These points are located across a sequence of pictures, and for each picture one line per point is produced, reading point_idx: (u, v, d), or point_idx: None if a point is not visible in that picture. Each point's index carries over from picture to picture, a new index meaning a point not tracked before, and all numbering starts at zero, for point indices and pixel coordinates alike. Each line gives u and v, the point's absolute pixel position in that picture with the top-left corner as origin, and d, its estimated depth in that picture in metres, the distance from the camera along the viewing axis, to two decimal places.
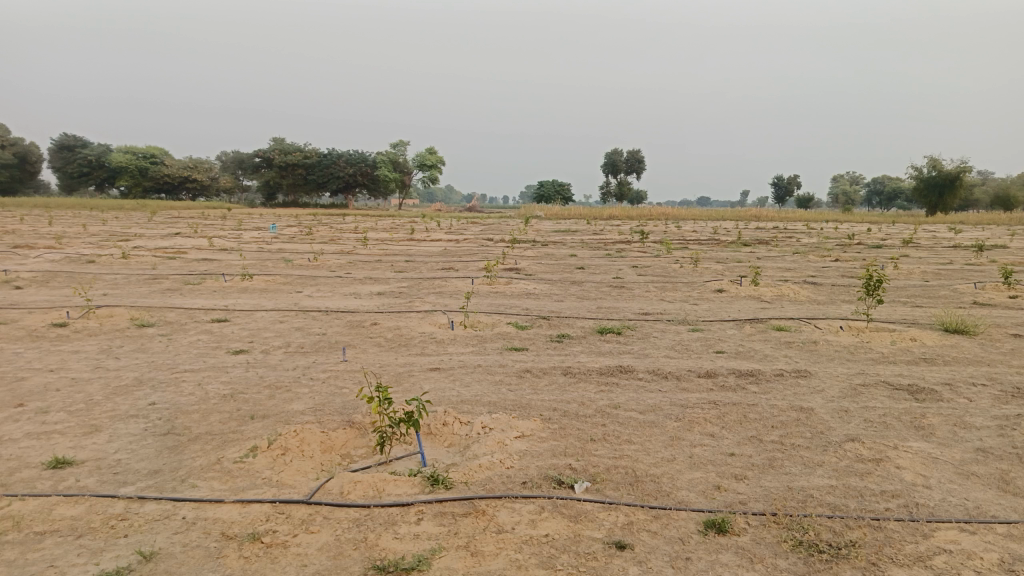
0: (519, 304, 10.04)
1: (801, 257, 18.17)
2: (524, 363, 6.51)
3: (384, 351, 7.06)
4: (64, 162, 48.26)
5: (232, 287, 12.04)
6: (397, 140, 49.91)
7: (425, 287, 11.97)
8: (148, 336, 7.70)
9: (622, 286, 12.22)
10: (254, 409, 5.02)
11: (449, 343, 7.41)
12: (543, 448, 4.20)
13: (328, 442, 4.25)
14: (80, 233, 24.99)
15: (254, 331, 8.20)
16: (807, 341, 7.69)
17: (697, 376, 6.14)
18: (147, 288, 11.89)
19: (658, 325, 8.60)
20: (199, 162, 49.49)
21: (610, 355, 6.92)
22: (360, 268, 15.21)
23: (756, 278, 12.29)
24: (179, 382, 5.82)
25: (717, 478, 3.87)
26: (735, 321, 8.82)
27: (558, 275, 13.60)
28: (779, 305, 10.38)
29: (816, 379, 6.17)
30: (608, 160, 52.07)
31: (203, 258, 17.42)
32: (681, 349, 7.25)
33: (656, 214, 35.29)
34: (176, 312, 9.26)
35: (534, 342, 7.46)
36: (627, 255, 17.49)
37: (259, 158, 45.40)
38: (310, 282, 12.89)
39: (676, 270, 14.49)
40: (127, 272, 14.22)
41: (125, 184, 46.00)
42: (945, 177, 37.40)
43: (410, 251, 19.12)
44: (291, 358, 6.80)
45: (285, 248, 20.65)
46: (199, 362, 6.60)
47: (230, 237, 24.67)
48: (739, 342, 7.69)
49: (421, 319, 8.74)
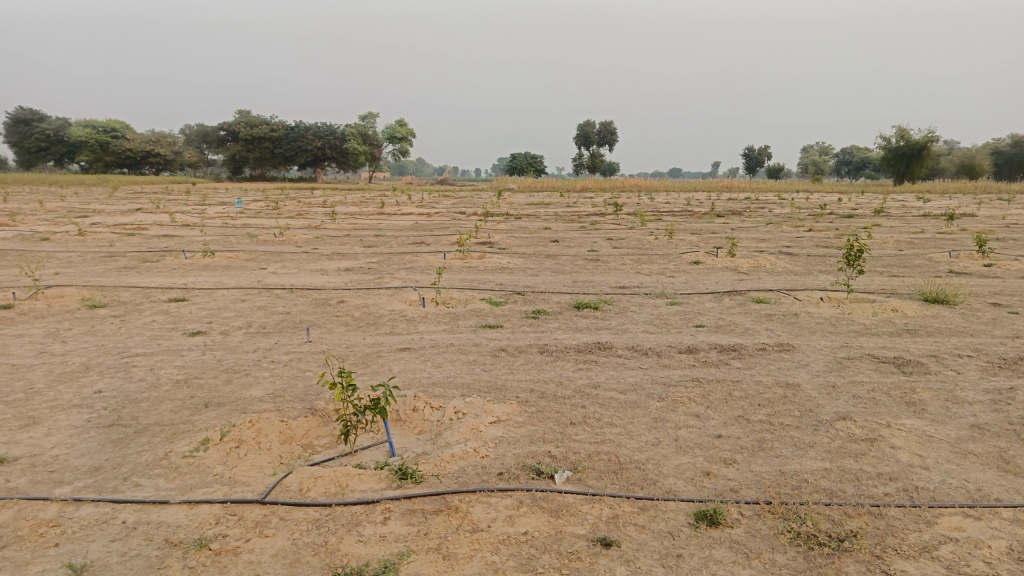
0: (492, 279, 9.74)
1: (775, 228, 18.02)
2: (498, 341, 6.22)
3: (352, 331, 6.73)
4: (20, 135, 46.55)
5: (193, 264, 11.55)
6: (367, 112, 48.91)
7: (396, 262, 11.59)
8: (99, 318, 7.27)
9: (598, 259, 11.94)
10: (208, 397, 4.67)
11: (420, 321, 7.08)
12: (520, 433, 3.93)
13: (288, 432, 3.93)
14: (37, 210, 24.05)
15: (215, 310, 7.80)
16: (788, 314, 7.49)
17: (679, 352, 5.91)
18: (104, 266, 11.35)
19: (636, 299, 8.36)
20: (162, 135, 48.07)
21: (587, 331, 6.66)
22: (328, 244, 14.76)
23: (733, 250, 12.09)
24: (128, 368, 5.44)
25: (705, 463, 3.63)
26: (714, 294, 8.60)
27: (532, 248, 13.30)
28: (757, 277, 10.19)
29: (800, 354, 5.97)
30: (580, 131, 51.56)
31: (165, 234, 16.78)
32: (660, 324, 7.02)
33: (629, 186, 35.05)
34: (132, 291, 8.80)
35: (509, 319, 7.17)
36: (601, 227, 17.23)
37: (224, 131, 44.21)
38: (276, 258, 12.42)
39: (652, 242, 14.26)
40: (82, 250, 13.60)
41: (85, 159, 44.58)
42: (913, 147, 37.58)
43: (381, 225, 18.69)
44: (252, 339, 6.44)
45: (251, 223, 20.04)
46: (154, 345, 6.22)
47: (194, 211, 23.91)
48: (719, 315, 7.48)
49: (391, 296, 8.40)
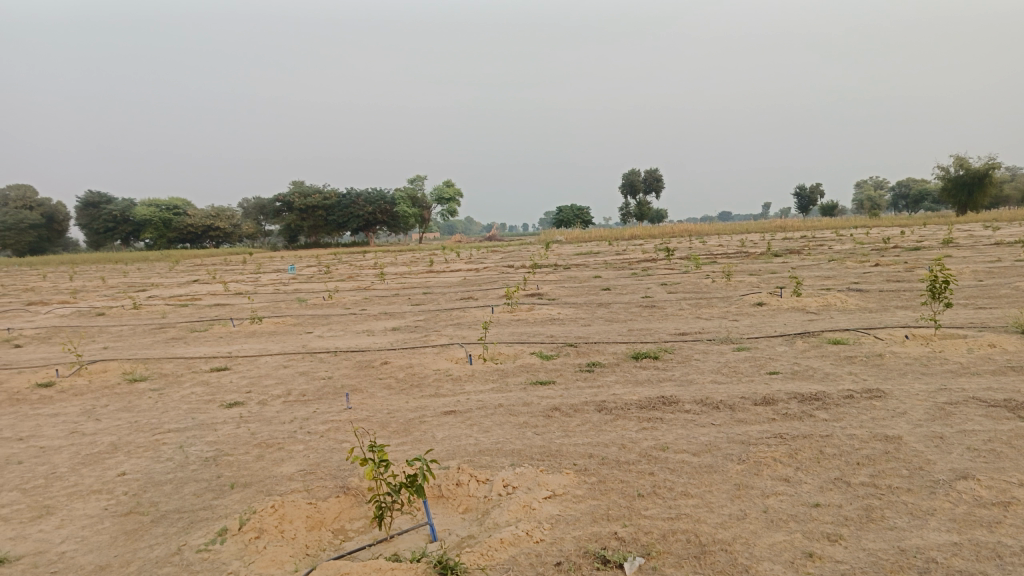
0: (542, 332, 9.26)
1: (839, 264, 17.12)
2: (551, 399, 5.69)
3: (395, 394, 6.31)
4: (89, 217, 48.62)
5: (240, 331, 11.38)
6: (414, 176, 49.68)
7: (443, 320, 11.21)
8: (137, 392, 7.01)
9: (653, 306, 11.35)
10: (235, 477, 4.25)
11: (467, 380, 6.61)
12: (580, 510, 3.39)
13: (317, 517, 3.48)
14: (99, 287, 24.64)
15: (255, 379, 7.48)
16: (871, 355, 6.77)
17: (754, 404, 5.29)
18: (152, 339, 11.25)
19: (698, 346, 7.74)
20: (219, 208, 49.60)
21: (648, 384, 6.09)
22: (375, 304, 14.55)
23: (798, 288, 11.36)
24: (158, 446, 5.09)
25: (805, 542, 3.03)
26: (784, 337, 7.92)
27: (584, 298, 12.80)
28: (828, 316, 9.45)
29: (893, 400, 5.28)
30: (625, 180, 51.27)
31: (216, 303, 16.81)
32: (729, 372, 6.40)
33: (679, 231, 34.35)
34: (175, 363, 8.58)
35: (562, 374, 6.65)
36: (654, 273, 16.67)
37: (279, 202, 45.27)
38: (322, 322, 12.17)
39: (709, 286, 13.61)
40: (134, 323, 13.62)
41: (149, 237, 46.24)
42: (974, 175, 36.08)
43: (429, 283, 18.50)
44: (290, 408, 6.07)
45: (302, 288, 20.08)
46: (188, 419, 5.89)
47: (248, 280, 24.24)
48: (794, 360, 6.81)
49: (437, 355, 7.97)
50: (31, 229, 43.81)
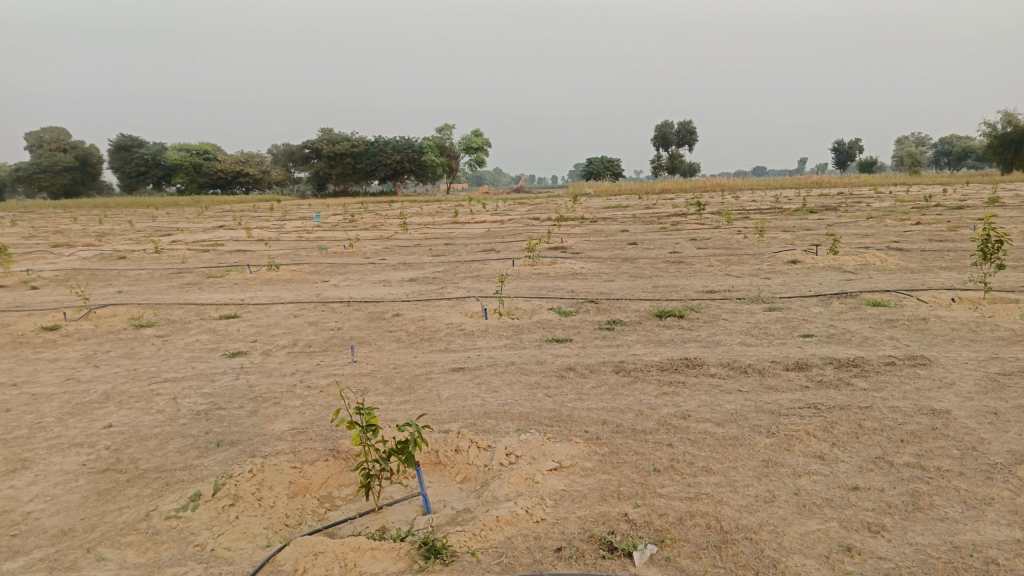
0: (563, 286, 8.88)
1: (877, 222, 16.39)
2: (566, 359, 5.33)
3: (402, 348, 6.00)
4: (121, 162, 48.82)
5: (256, 278, 11.15)
6: (442, 125, 48.90)
7: (462, 271, 10.86)
8: (141, 338, 6.80)
9: (681, 261, 10.87)
10: (223, 434, 3.98)
11: (479, 336, 6.28)
12: (588, 485, 3.06)
13: (301, 482, 3.19)
14: (127, 231, 24.64)
15: (263, 328, 7.22)
16: (914, 319, 6.30)
17: (785, 370, 4.89)
18: (168, 284, 11.07)
19: (727, 304, 7.31)
20: (249, 154, 49.38)
21: (671, 344, 5.71)
22: (396, 254, 14.24)
23: (835, 246, 10.79)
24: (150, 397, 4.85)
25: (842, 533, 2.67)
26: (819, 297, 7.45)
27: (609, 252, 12.35)
28: (866, 276, 8.91)
29: (940, 369, 4.85)
30: (657, 132, 49.94)
31: (237, 249, 16.61)
32: (758, 334, 5.99)
33: (711, 185, 33.41)
34: (184, 309, 8.36)
35: (580, 331, 6.27)
36: (683, 228, 16.11)
37: (307, 149, 44.89)
38: (340, 270, 11.90)
39: (740, 242, 13.05)
40: (153, 267, 13.47)
41: (181, 182, 46.37)
42: (1022, 133, 34.47)
43: (453, 233, 18.13)
44: (294, 360, 5.80)
45: (324, 236, 19.83)
46: (187, 368, 5.65)
47: (273, 227, 24.09)
48: (829, 322, 6.36)
49: (451, 308, 7.64)
50: (66, 171, 44.08)
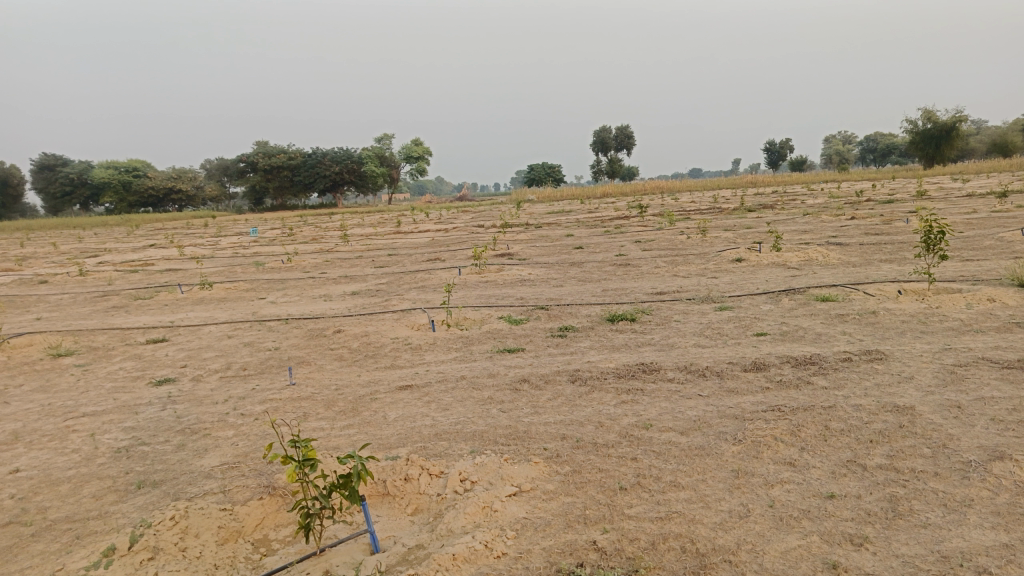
0: (511, 294, 8.64)
1: (815, 218, 16.70)
2: (519, 370, 5.08)
3: (345, 366, 5.67)
4: (44, 182, 46.60)
5: (188, 299, 10.57)
6: (381, 135, 48.24)
7: (407, 282, 10.52)
8: (58, 369, 6.27)
9: (628, 264, 10.77)
10: (145, 475, 3.59)
11: (426, 349, 5.98)
12: (551, 511, 2.81)
13: (232, 527, 2.86)
14: (50, 254, 23.38)
15: (194, 352, 6.76)
16: (864, 313, 6.28)
17: (744, 371, 4.75)
18: (92, 308, 10.40)
19: (678, 306, 7.19)
20: (180, 170, 47.76)
21: (626, 349, 5.52)
22: (337, 267, 13.80)
23: (778, 243, 10.86)
24: (64, 435, 4.40)
25: (824, 548, 2.49)
26: (768, 294, 7.40)
27: (555, 257, 12.19)
28: (811, 271, 8.95)
29: (897, 363, 4.78)
30: (596, 137, 50.34)
31: (169, 269, 15.86)
32: (713, 334, 5.86)
33: (650, 188, 33.76)
34: (109, 335, 7.81)
35: (531, 340, 6.04)
36: (627, 230, 16.11)
37: (242, 163, 43.67)
38: (278, 287, 11.40)
39: (684, 242, 13.06)
40: (76, 291, 12.69)
41: (109, 201, 44.52)
42: (941, 129, 35.89)
43: (395, 244, 17.74)
44: (228, 385, 5.40)
45: (262, 251, 19.16)
46: (110, 400, 5.20)
47: (208, 244, 23.22)
48: (781, 319, 6.29)
49: (396, 321, 7.32)
50: None
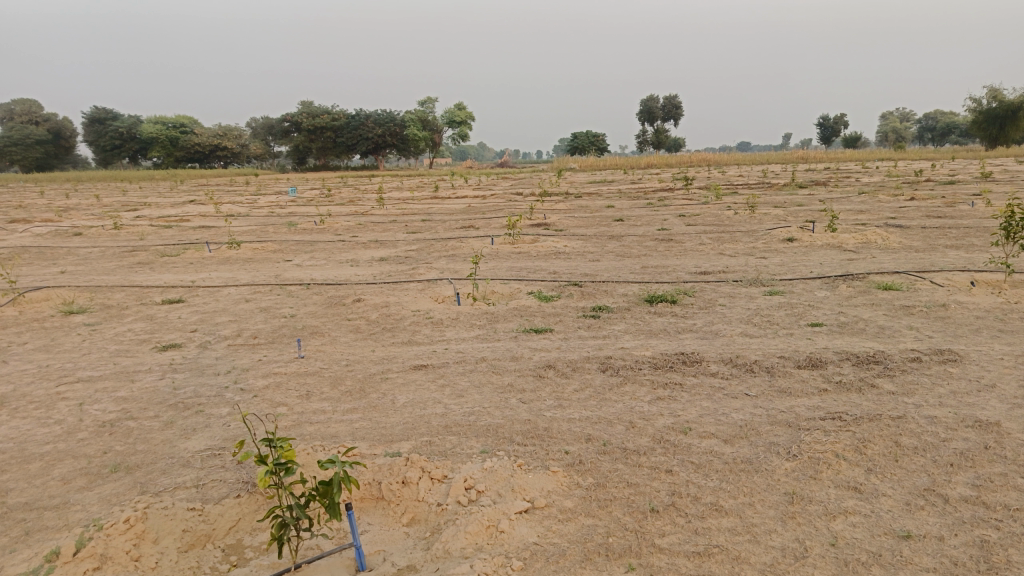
0: (544, 267, 8.16)
1: (871, 198, 15.78)
2: (545, 355, 4.62)
3: (359, 340, 5.28)
4: (95, 135, 47.15)
5: (214, 258, 10.29)
6: (424, 99, 47.65)
7: (437, 250, 10.09)
8: (66, 328, 5.99)
9: (671, 239, 10.19)
10: (122, 456, 3.24)
11: (448, 325, 5.55)
12: (567, 537, 2.37)
13: (200, 531, 2.49)
14: (93, 206, 23.52)
15: (208, 315, 6.44)
16: (932, 306, 5.65)
17: (797, 368, 4.22)
18: (118, 264, 10.21)
19: (723, 288, 6.63)
20: (226, 126, 47.83)
21: (665, 335, 5.02)
22: (369, 231, 13.45)
23: (833, 223, 10.15)
24: (52, 402, 4.09)
25: None
26: (823, 280, 6.79)
27: (594, 229, 11.66)
28: (870, 256, 8.28)
29: (974, 368, 4.20)
30: (643, 107, 49.01)
31: (202, 226, 15.68)
32: (762, 323, 5.32)
33: (696, 160, 32.66)
34: (126, 293, 7.54)
35: (562, 320, 5.57)
36: (671, 204, 15.44)
37: (287, 122, 43.58)
38: (306, 249, 11.07)
39: (730, 218, 12.37)
40: (106, 245, 12.53)
41: (157, 156, 44.84)
42: (1007, 108, 33.91)
43: (431, 209, 17.32)
44: (235, 354, 5.06)
45: (298, 212, 18.92)
46: (109, 365, 4.89)
47: (246, 202, 23.13)
48: (839, 309, 5.70)
49: (420, 292, 6.91)
50: (38, 144, 42.36)
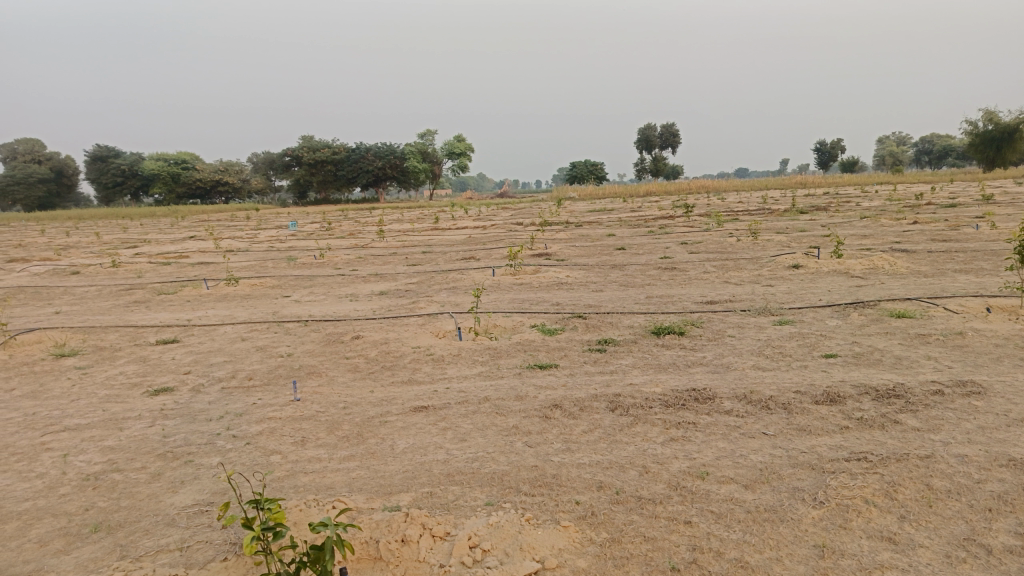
0: (546, 299, 8.00)
1: (873, 222, 15.65)
2: (550, 393, 4.44)
3: (358, 380, 5.10)
4: (96, 172, 47.33)
5: (212, 295, 10.14)
6: (423, 131, 47.93)
7: (437, 283, 9.95)
8: (56, 372, 5.81)
9: (674, 268, 10.05)
10: (105, 513, 3.05)
11: (449, 362, 5.38)
12: None
13: None
14: (93, 243, 23.45)
15: (203, 356, 6.27)
16: (949, 334, 5.47)
17: (815, 404, 4.03)
18: (114, 302, 10.06)
19: (731, 318, 6.46)
20: (226, 162, 48.06)
21: (675, 370, 4.84)
22: (369, 264, 13.32)
23: (838, 249, 10.00)
24: (35, 454, 3.90)
25: None
26: (833, 308, 6.61)
27: (596, 258, 11.52)
28: (878, 282, 8.11)
29: (1000, 400, 4.01)
30: (640, 135, 49.24)
31: (201, 262, 15.58)
32: (774, 355, 5.14)
33: (695, 186, 32.68)
34: (120, 333, 7.37)
35: (567, 355, 5.39)
36: (673, 231, 15.33)
37: (287, 157, 43.77)
38: (305, 284, 10.92)
39: (733, 245, 12.24)
40: (104, 284, 12.39)
41: (158, 192, 44.99)
42: (1003, 130, 33.99)
43: (431, 241, 17.21)
44: (228, 397, 4.87)
45: (297, 245, 18.83)
46: (98, 411, 4.70)
47: (246, 236, 23.07)
48: (852, 338, 5.52)
49: (420, 327, 6.74)
50: (40, 183, 42.50)
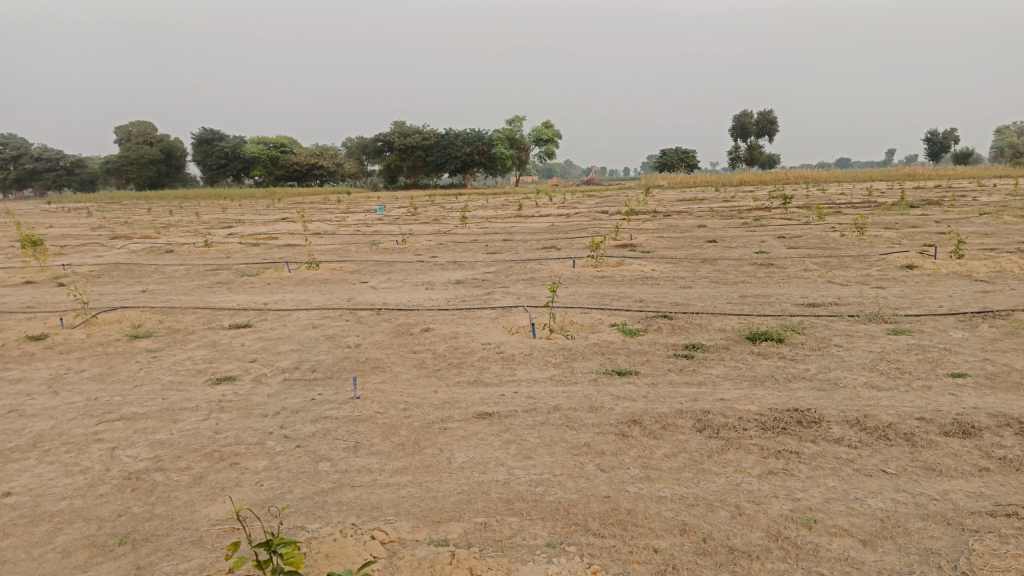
0: (629, 295, 7.49)
1: (995, 219, 14.25)
2: (629, 405, 3.97)
3: (422, 378, 4.77)
4: (202, 154, 49.38)
5: (292, 278, 10.13)
6: (512, 117, 47.63)
7: (516, 273, 9.58)
8: (126, 355, 5.75)
9: (771, 264, 9.31)
10: (137, 522, 2.82)
11: (520, 363, 4.97)
12: None
13: None
14: (191, 223, 24.29)
15: (271, 343, 6.10)
16: None
17: (944, 436, 3.41)
18: (198, 283, 10.17)
19: (837, 324, 5.79)
20: (321, 146, 49.23)
21: (773, 384, 4.27)
22: (449, 251, 13.09)
23: (959, 248, 9.01)
24: (85, 445, 3.75)
25: None
26: (957, 317, 5.83)
27: (685, 251, 10.88)
28: (1007, 287, 7.20)
29: None
30: (735, 122, 47.32)
31: (288, 244, 15.76)
32: (890, 371, 4.48)
33: (793, 176, 31.04)
34: (196, 316, 7.34)
35: (649, 360, 4.89)
36: (768, 223, 14.42)
37: (379, 142, 44.41)
38: (383, 270, 10.76)
39: (837, 241, 11.31)
40: (193, 263, 12.65)
41: (257, 174, 46.53)
42: None
43: (514, 228, 16.87)
44: (288, 391, 4.63)
45: (383, 230, 18.87)
46: (157, 399, 4.55)
47: (335, 219, 23.39)
48: (984, 355, 4.78)
49: (493, 321, 6.37)
50: (151, 164, 44.66)
